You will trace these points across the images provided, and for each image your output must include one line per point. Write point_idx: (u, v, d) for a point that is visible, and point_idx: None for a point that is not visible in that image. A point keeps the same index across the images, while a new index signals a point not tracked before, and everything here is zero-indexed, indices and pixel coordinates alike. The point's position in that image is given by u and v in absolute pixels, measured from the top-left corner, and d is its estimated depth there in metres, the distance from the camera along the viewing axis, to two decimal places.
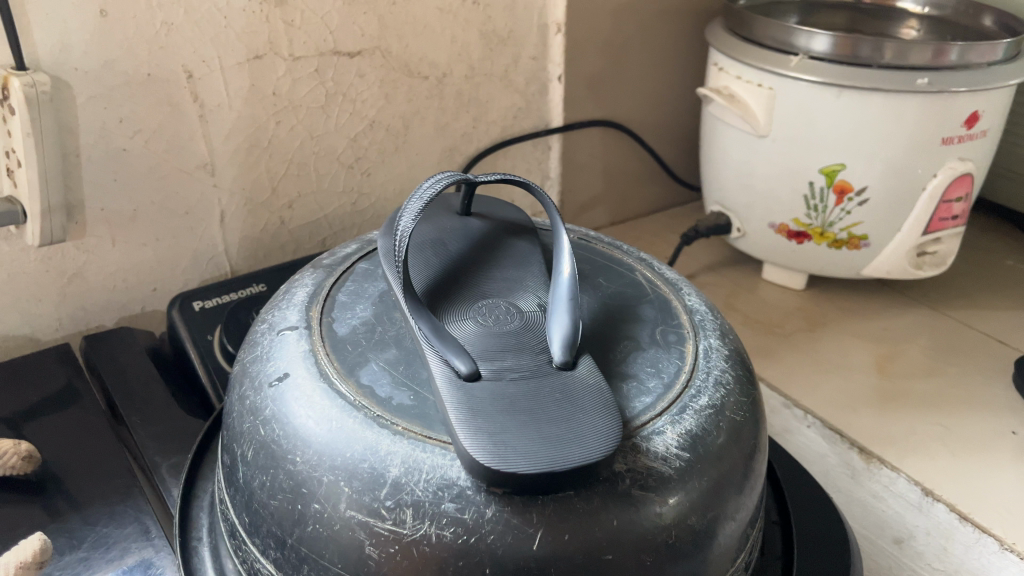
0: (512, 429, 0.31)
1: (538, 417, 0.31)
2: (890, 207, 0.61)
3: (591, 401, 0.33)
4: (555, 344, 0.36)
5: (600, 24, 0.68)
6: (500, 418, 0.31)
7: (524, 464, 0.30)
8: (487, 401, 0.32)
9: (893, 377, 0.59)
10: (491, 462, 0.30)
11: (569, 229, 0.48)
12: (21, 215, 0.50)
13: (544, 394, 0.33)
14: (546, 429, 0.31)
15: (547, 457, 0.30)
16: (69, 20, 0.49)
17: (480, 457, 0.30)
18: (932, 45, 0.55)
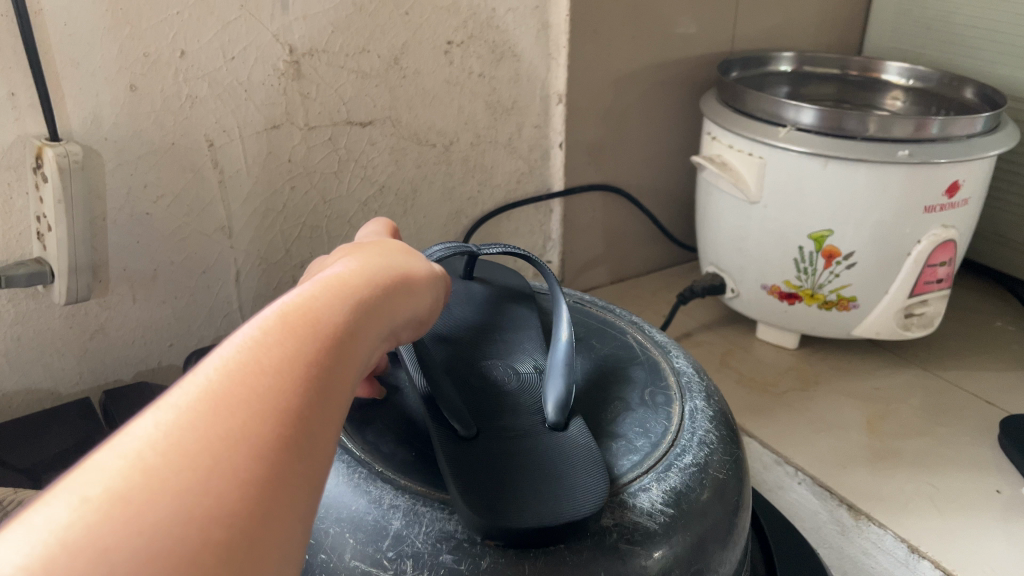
0: (508, 488, 0.33)
1: (531, 476, 0.34)
2: (876, 271, 0.64)
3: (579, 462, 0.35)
4: (547, 407, 0.38)
5: (599, 94, 0.72)
6: (497, 479, 0.33)
7: (520, 519, 0.32)
8: (482, 461, 0.34)
9: (883, 436, 0.61)
10: (487, 518, 0.32)
11: (564, 292, 0.51)
12: (50, 275, 0.53)
13: (536, 455, 0.35)
14: (540, 488, 0.33)
15: (540, 514, 0.32)
16: (102, 94, 0.53)
17: (478, 513, 0.32)
18: (914, 120, 0.59)
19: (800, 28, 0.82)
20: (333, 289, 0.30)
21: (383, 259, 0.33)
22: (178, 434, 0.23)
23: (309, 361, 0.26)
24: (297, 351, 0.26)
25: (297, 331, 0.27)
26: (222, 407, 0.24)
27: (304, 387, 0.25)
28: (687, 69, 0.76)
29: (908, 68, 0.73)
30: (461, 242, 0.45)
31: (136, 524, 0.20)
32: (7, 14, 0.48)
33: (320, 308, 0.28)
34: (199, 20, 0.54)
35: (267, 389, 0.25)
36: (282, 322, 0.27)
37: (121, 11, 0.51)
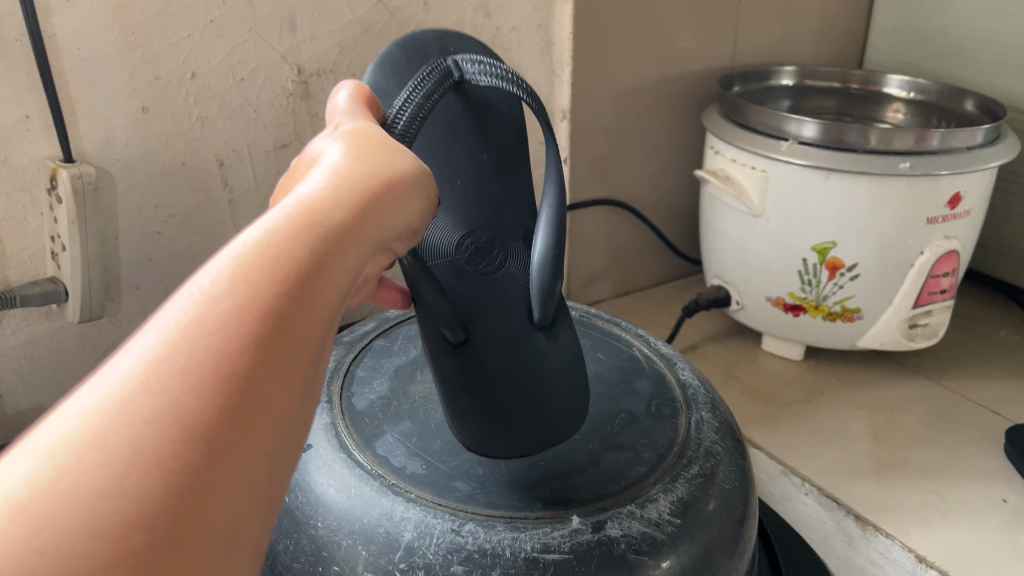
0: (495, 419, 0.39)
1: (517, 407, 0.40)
2: (880, 282, 0.64)
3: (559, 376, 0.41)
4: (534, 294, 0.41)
5: (603, 110, 0.72)
6: (484, 407, 0.39)
7: (504, 450, 0.39)
8: (474, 382, 0.39)
9: (888, 446, 0.61)
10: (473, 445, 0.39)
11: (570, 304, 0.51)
12: (63, 294, 0.54)
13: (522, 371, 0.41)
14: (523, 420, 0.39)
15: (523, 447, 0.39)
16: (114, 116, 0.54)
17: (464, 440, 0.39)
18: (914, 132, 0.59)
19: (800, 43, 0.83)
20: (300, 219, 0.23)
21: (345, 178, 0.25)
22: (122, 406, 0.19)
23: (266, 309, 0.21)
24: (250, 299, 0.21)
25: (255, 272, 0.22)
26: (167, 372, 0.20)
27: (286, 333, 0.22)
28: (689, 84, 0.77)
29: (908, 81, 0.73)
30: (433, 69, 0.39)
31: (42, 535, 0.17)
32: (22, 39, 0.49)
33: (280, 242, 0.23)
34: (209, 43, 0.55)
35: (228, 346, 0.20)
36: (257, 254, 0.22)
37: (133, 35, 0.52)
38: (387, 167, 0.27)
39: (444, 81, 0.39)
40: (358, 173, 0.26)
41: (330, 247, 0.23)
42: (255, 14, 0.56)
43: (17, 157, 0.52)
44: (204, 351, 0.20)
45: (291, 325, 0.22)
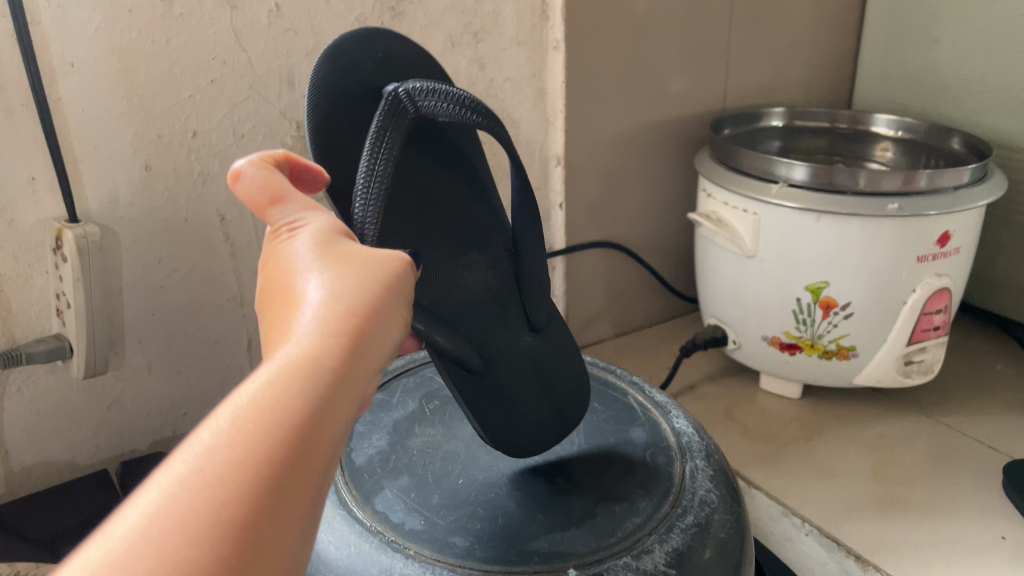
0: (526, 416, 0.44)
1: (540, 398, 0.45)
2: (874, 320, 0.65)
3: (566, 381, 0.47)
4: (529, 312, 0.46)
5: (597, 155, 0.74)
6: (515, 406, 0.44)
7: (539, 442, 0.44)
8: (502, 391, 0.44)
9: (888, 485, 0.62)
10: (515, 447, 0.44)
11: None
12: (68, 351, 0.55)
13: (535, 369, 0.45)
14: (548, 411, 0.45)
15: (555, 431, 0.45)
16: (118, 175, 0.55)
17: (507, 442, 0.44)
18: (901, 173, 0.60)
19: (790, 84, 0.84)
20: (303, 359, 0.24)
21: (348, 309, 0.27)
22: (125, 557, 0.20)
23: (272, 457, 0.22)
24: (256, 448, 0.22)
25: (262, 418, 0.23)
26: (175, 519, 0.21)
27: (290, 476, 0.23)
28: (681, 127, 0.78)
29: (896, 120, 0.75)
30: (387, 114, 0.40)
31: None
32: (28, 104, 0.50)
33: (288, 389, 0.24)
34: (210, 102, 0.56)
35: (243, 499, 0.22)
36: (255, 404, 0.23)
37: (136, 96, 0.54)
38: (385, 286, 0.28)
39: (401, 123, 0.40)
40: (351, 292, 0.27)
41: (337, 387, 0.25)
42: (254, 73, 0.57)
43: (23, 217, 0.53)
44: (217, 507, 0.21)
45: (292, 471, 0.23)
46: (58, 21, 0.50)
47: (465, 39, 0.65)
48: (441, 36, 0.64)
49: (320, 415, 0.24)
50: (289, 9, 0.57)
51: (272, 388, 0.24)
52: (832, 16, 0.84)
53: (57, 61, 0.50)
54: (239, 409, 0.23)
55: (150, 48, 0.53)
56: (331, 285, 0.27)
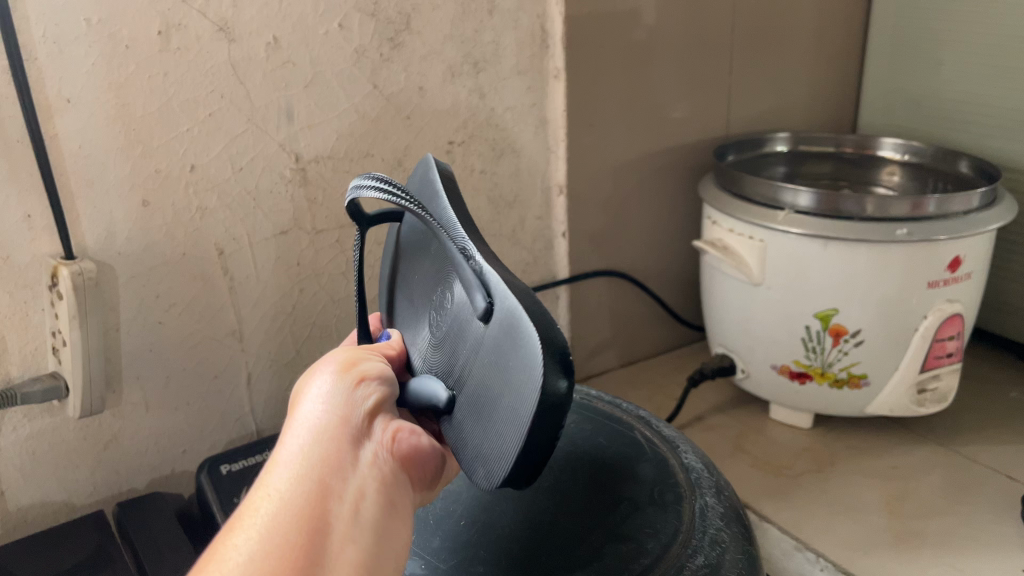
0: (489, 400, 0.34)
1: (497, 368, 0.34)
2: (885, 348, 0.63)
3: (493, 413, 0.34)
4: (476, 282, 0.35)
5: (600, 184, 0.73)
6: (482, 387, 0.35)
7: (502, 435, 0.33)
8: (469, 395, 0.36)
9: (904, 518, 0.60)
10: (492, 448, 0.33)
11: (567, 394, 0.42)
12: (65, 389, 0.54)
13: (493, 358, 0.34)
14: (502, 379, 0.33)
15: (515, 393, 0.32)
16: (115, 210, 0.54)
17: (487, 438, 0.34)
18: (909, 199, 0.59)
19: (794, 111, 0.84)
20: (297, 466, 0.32)
21: (332, 410, 0.34)
22: None
23: (293, 539, 0.30)
24: (276, 539, 0.29)
25: (277, 516, 0.30)
26: None
27: (309, 548, 0.30)
28: (685, 155, 0.78)
29: (902, 143, 0.74)
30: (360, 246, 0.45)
31: None
32: (24, 140, 0.50)
33: (293, 488, 0.31)
34: (208, 136, 0.56)
35: (260, 556, 0.29)
36: (271, 509, 0.30)
37: (133, 131, 0.53)
38: (358, 380, 0.35)
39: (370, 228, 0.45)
40: (329, 391, 0.35)
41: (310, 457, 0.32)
42: (252, 106, 0.57)
43: (19, 254, 0.52)
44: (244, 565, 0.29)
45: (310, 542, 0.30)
46: (55, 57, 0.49)
47: (465, 69, 0.65)
48: (441, 66, 0.64)
49: (301, 481, 0.31)
50: (287, 41, 0.57)
51: (277, 495, 0.31)
52: (834, 41, 0.83)
53: (53, 97, 0.50)
54: (257, 504, 0.31)
55: (147, 82, 0.53)
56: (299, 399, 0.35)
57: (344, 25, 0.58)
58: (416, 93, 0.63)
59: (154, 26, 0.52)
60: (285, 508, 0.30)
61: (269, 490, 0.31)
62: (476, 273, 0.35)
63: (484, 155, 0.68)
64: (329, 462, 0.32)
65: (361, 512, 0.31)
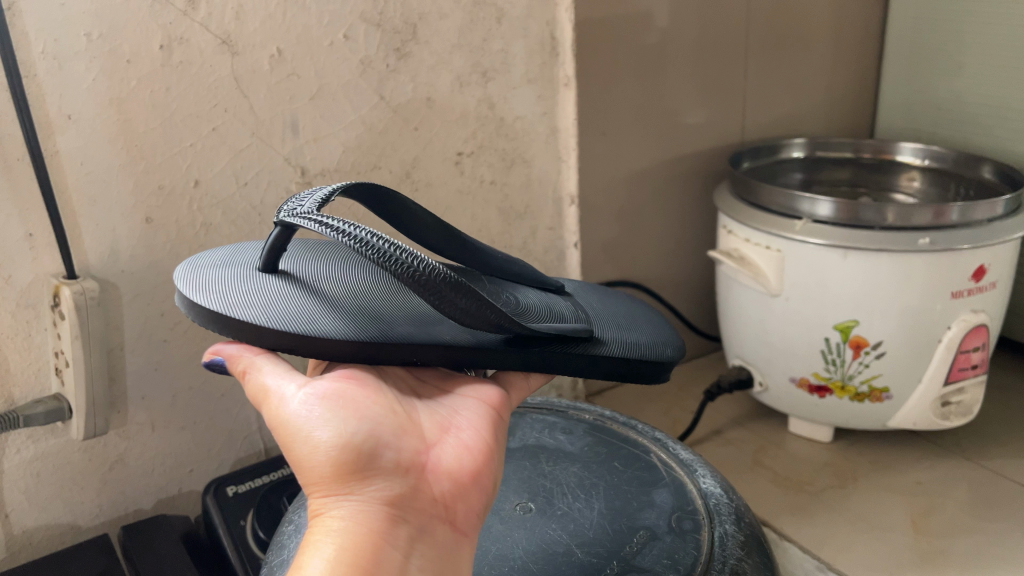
0: (625, 327, 0.46)
1: (597, 318, 0.47)
2: (908, 361, 0.62)
3: (632, 329, 0.46)
4: (551, 286, 0.50)
5: (613, 193, 0.72)
6: (611, 322, 0.46)
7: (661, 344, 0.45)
8: (604, 321, 0.46)
9: (930, 536, 0.58)
10: (660, 344, 0.45)
11: (605, 329, 0.45)
12: (68, 411, 0.53)
13: (608, 312, 0.48)
14: (614, 323, 0.46)
15: (628, 326, 0.46)
16: (117, 228, 0.53)
17: (655, 342, 0.45)
18: (932, 207, 0.58)
19: (809, 117, 0.82)
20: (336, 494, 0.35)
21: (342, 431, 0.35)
22: None
23: (350, 556, 0.33)
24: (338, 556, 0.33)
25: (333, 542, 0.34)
26: None
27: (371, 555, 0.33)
28: (700, 162, 0.76)
29: (923, 148, 0.72)
30: (309, 219, 0.37)
31: None
32: (25, 157, 0.49)
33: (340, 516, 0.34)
34: (212, 151, 0.55)
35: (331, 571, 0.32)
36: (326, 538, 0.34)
37: (136, 147, 0.52)
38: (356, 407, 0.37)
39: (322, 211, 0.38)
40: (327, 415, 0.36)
41: (342, 547, 0.33)
42: (256, 120, 0.56)
43: (21, 274, 0.51)
44: None
45: (371, 549, 0.33)
46: (55, 73, 0.49)
47: (473, 78, 0.63)
48: (450, 76, 0.62)
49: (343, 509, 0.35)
50: (291, 53, 0.56)
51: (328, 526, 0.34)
52: (849, 45, 0.82)
53: (53, 114, 0.49)
54: (320, 535, 0.34)
55: (150, 97, 0.52)
56: (333, 511, 0.35)
57: (349, 36, 0.57)
58: (424, 103, 0.62)
59: (156, 40, 0.51)
60: (336, 535, 0.34)
61: (325, 528, 0.34)
62: (543, 284, 0.50)
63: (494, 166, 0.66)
64: (362, 547, 0.33)
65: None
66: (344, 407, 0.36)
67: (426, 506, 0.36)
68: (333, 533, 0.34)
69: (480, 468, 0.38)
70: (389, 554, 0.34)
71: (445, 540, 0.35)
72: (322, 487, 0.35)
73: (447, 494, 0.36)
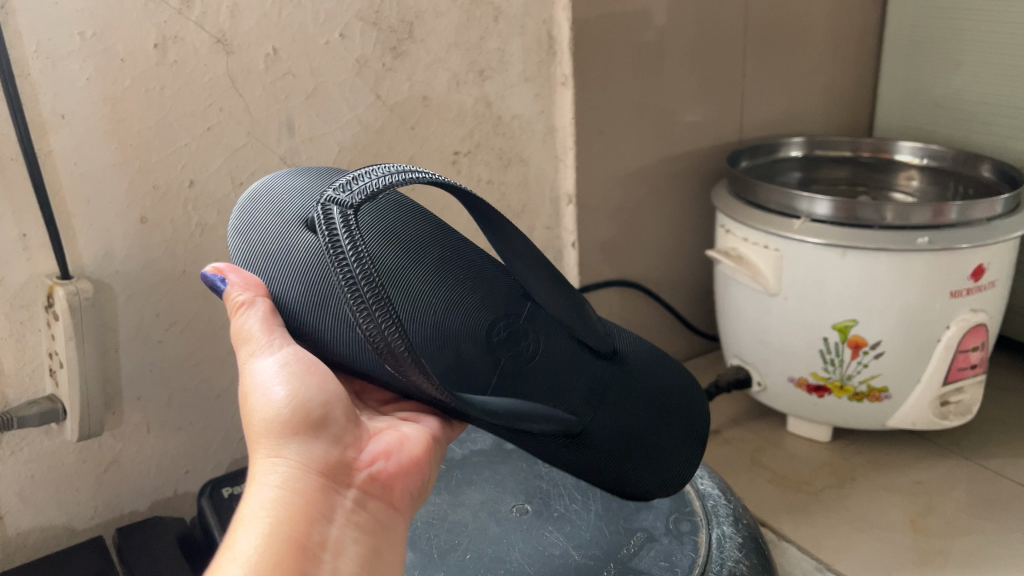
0: (634, 437, 0.44)
1: (618, 404, 0.45)
2: (907, 360, 0.61)
3: (641, 439, 0.44)
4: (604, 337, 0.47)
5: (611, 192, 0.71)
6: (625, 418, 0.44)
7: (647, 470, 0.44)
8: (617, 416, 0.44)
9: (929, 536, 0.58)
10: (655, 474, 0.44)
11: (601, 428, 0.43)
12: (62, 412, 0.53)
13: (639, 399, 0.45)
14: (629, 422, 0.44)
15: (641, 437, 0.44)
16: (112, 228, 0.53)
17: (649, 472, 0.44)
18: (931, 206, 0.57)
19: (808, 116, 0.82)
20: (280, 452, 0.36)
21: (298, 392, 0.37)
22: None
23: (292, 510, 0.34)
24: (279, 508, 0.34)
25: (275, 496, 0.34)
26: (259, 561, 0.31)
27: (311, 511, 0.34)
28: (697, 161, 0.76)
29: (921, 147, 0.72)
30: (327, 228, 0.35)
31: None
32: (18, 157, 0.49)
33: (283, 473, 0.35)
34: (207, 151, 0.55)
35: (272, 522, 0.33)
36: (267, 491, 0.34)
37: (131, 147, 0.52)
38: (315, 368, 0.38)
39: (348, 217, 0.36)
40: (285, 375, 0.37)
41: (283, 501, 0.34)
42: (252, 119, 0.56)
43: (14, 275, 0.51)
44: None
45: (312, 506, 0.34)
46: (49, 72, 0.48)
47: (470, 77, 0.63)
48: (447, 74, 0.62)
49: (286, 466, 0.35)
50: (287, 52, 0.55)
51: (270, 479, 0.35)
52: (847, 43, 0.81)
53: (47, 114, 0.49)
54: (261, 488, 0.34)
55: (144, 96, 0.51)
56: (269, 471, 0.35)
57: (345, 34, 0.57)
58: (420, 102, 0.62)
59: (150, 39, 0.51)
60: (277, 490, 0.34)
61: (267, 482, 0.35)
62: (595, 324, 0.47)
63: (491, 165, 0.66)
64: (302, 505, 0.34)
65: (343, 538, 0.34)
66: (311, 373, 0.38)
67: (364, 480, 0.36)
68: (275, 487, 0.34)
69: (421, 458, 0.40)
70: (329, 514, 0.34)
71: (382, 515, 0.36)
72: (266, 443, 0.36)
73: (387, 473, 0.38)
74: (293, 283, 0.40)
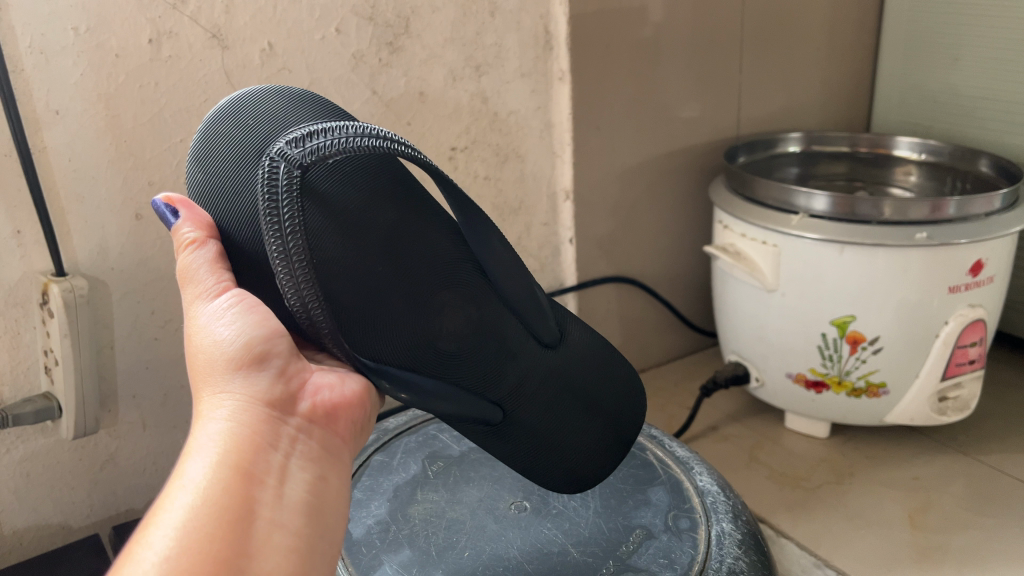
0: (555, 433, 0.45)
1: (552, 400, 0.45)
2: (904, 357, 0.61)
3: (560, 437, 0.45)
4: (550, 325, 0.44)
5: (608, 188, 0.71)
6: (550, 414, 0.45)
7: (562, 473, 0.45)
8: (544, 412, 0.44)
9: (927, 532, 0.58)
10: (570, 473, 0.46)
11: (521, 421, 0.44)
12: (58, 410, 0.53)
13: (569, 393, 0.45)
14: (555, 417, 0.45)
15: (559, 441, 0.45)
16: (107, 225, 0.53)
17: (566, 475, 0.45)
18: (928, 201, 0.57)
19: (805, 110, 0.81)
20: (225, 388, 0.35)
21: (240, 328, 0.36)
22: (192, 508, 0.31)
23: (238, 440, 0.34)
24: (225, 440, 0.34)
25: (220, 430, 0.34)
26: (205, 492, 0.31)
27: (256, 442, 0.34)
28: (695, 156, 0.75)
29: (919, 143, 0.72)
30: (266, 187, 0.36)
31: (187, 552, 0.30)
32: (11, 154, 0.48)
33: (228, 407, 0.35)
34: None
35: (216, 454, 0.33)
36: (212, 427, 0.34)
37: (125, 144, 0.52)
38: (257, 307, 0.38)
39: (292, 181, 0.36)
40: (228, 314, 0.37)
41: (228, 433, 0.34)
42: None
43: (9, 272, 0.51)
44: (189, 533, 0.30)
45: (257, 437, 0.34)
46: (42, 68, 0.48)
47: (467, 72, 0.63)
48: (443, 70, 0.62)
49: (230, 399, 0.35)
50: (282, 47, 0.55)
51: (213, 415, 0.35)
52: (845, 38, 0.81)
53: (41, 110, 0.48)
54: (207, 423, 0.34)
55: (138, 92, 0.51)
56: (215, 407, 0.35)
57: (340, 29, 0.57)
58: (417, 97, 0.61)
59: (144, 34, 0.50)
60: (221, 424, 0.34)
61: (212, 419, 0.35)
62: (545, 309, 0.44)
63: (487, 161, 0.66)
64: (247, 434, 0.34)
65: (287, 469, 0.34)
66: (252, 311, 0.37)
67: (309, 408, 0.36)
68: (217, 421, 0.34)
69: (365, 393, 0.39)
70: (275, 445, 0.34)
71: (327, 446, 0.36)
72: (211, 380, 0.36)
73: (332, 404, 0.37)
74: (241, 224, 0.38)
